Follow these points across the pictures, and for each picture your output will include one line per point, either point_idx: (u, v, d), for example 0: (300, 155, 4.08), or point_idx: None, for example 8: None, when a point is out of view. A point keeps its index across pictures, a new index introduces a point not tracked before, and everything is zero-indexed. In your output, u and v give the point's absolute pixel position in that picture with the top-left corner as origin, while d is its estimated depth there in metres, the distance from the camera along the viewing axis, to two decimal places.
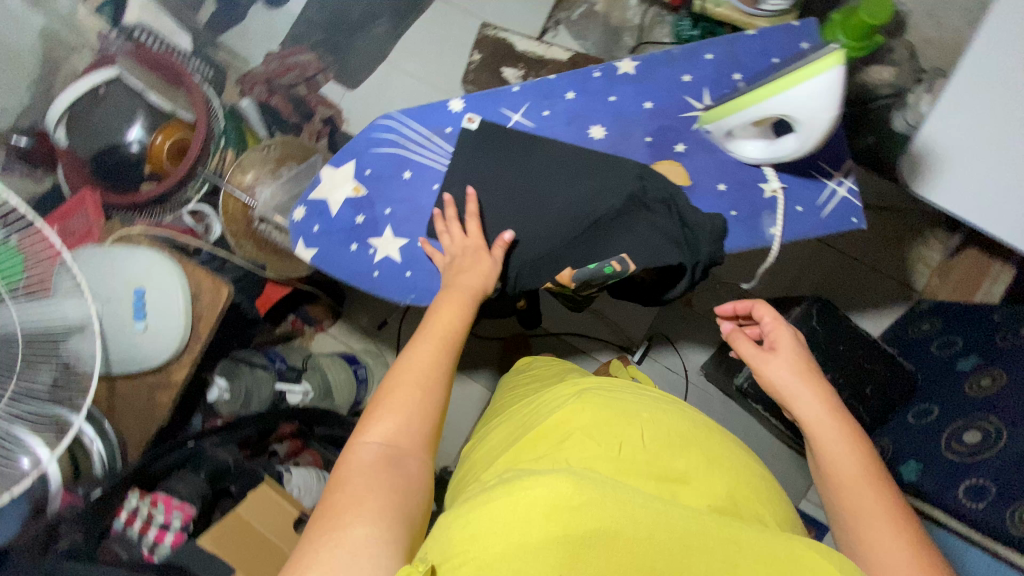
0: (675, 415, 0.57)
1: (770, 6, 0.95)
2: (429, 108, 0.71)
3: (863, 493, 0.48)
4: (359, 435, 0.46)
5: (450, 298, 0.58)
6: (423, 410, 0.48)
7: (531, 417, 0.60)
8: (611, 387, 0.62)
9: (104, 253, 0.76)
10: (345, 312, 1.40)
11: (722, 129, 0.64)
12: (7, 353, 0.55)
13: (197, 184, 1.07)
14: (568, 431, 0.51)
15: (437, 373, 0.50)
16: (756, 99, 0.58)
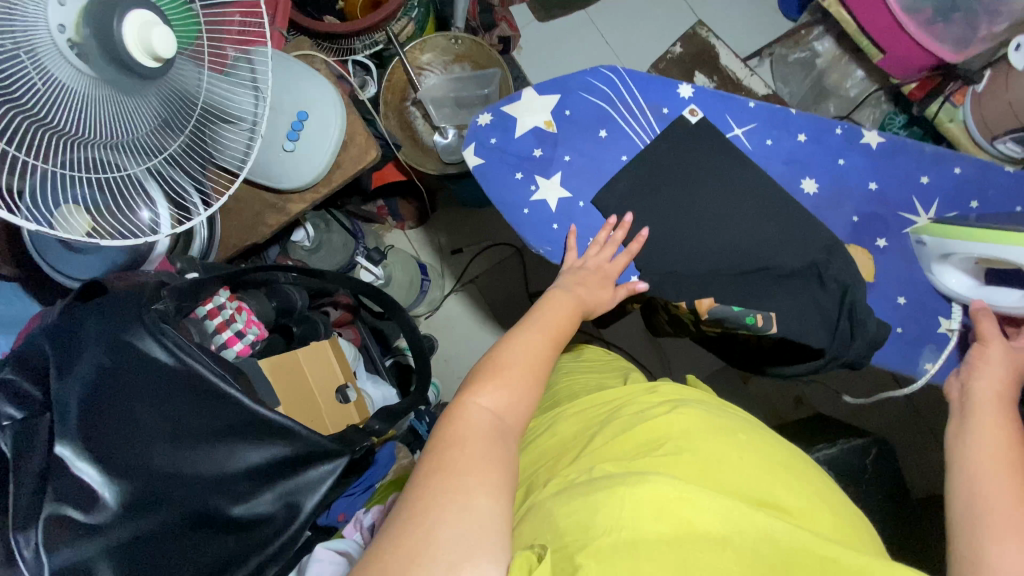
0: (769, 437, 0.53)
1: (1004, 148, 0.88)
2: (658, 82, 0.69)
3: (999, 472, 0.45)
4: (472, 397, 0.46)
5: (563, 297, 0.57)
6: (531, 392, 0.48)
7: (606, 407, 0.57)
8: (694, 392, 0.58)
9: (292, 66, 0.77)
10: (429, 222, 1.40)
11: (941, 247, 0.59)
12: (182, 117, 0.56)
13: (368, 40, 1.03)
14: (664, 429, 0.50)
15: (540, 365, 0.50)
16: (997, 240, 0.52)
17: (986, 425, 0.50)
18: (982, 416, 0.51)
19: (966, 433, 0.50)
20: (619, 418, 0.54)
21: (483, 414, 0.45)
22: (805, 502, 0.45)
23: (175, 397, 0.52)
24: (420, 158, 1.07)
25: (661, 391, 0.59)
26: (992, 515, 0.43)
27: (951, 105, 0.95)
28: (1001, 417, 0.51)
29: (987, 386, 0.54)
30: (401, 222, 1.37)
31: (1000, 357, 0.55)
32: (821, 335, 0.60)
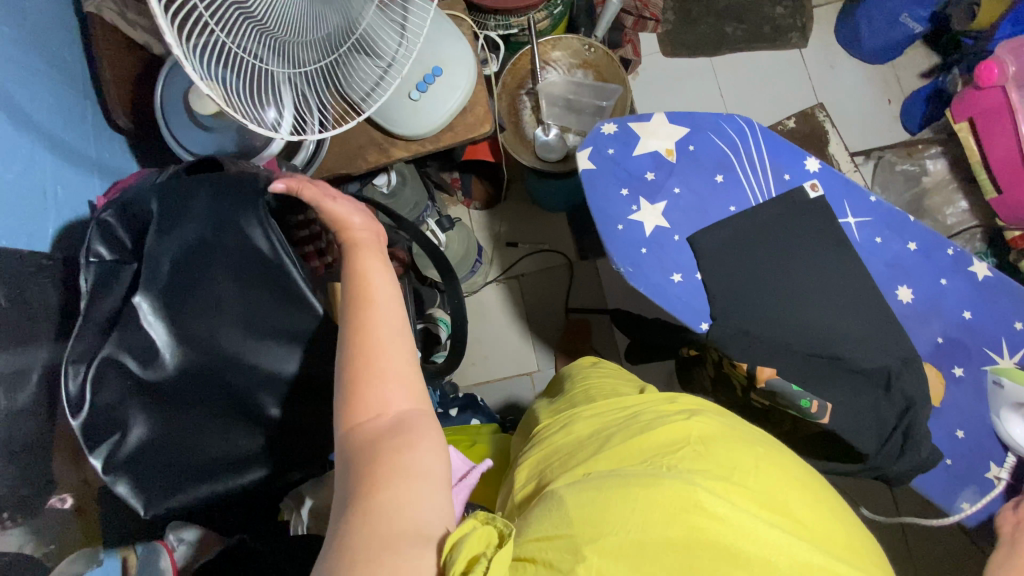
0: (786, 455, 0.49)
1: None
2: (787, 147, 0.69)
3: None
4: (347, 417, 0.44)
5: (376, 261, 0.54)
6: (401, 375, 0.47)
7: (624, 412, 0.54)
8: (715, 407, 0.54)
9: (440, 25, 0.79)
10: (494, 208, 1.42)
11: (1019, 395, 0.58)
12: (336, 35, 0.58)
13: (503, 21, 1.02)
14: (680, 434, 0.47)
15: (406, 343, 0.49)
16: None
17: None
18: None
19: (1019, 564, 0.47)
20: (636, 420, 0.51)
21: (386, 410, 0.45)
22: (818, 519, 0.41)
23: (261, 289, 0.54)
24: (517, 145, 1.09)
25: (677, 399, 0.55)
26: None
27: None
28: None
29: None
30: (469, 200, 1.39)
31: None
32: (869, 439, 0.61)
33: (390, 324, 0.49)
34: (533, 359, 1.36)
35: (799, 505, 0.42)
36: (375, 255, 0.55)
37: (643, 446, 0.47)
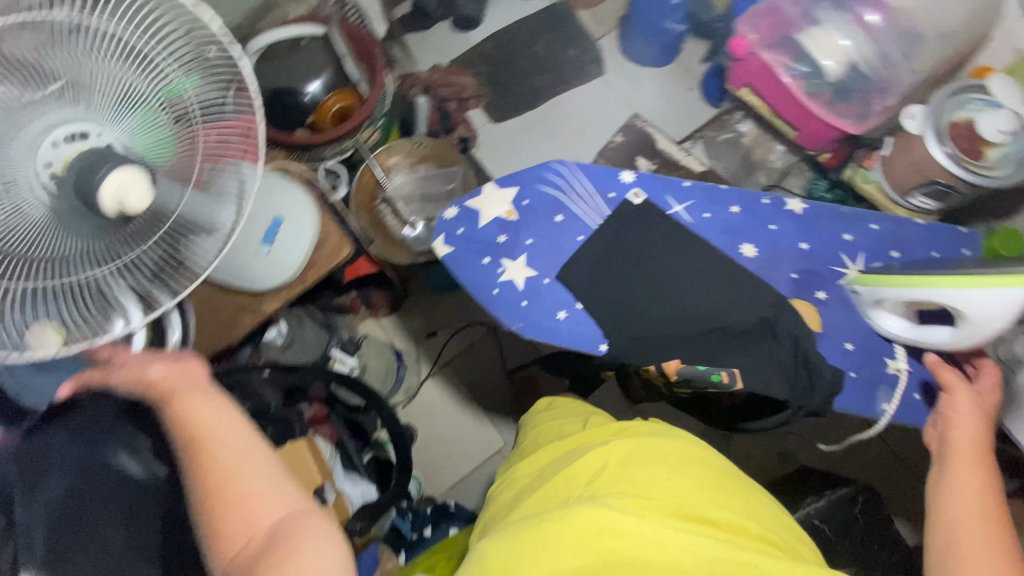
0: (703, 454, 0.59)
1: (917, 202, 0.99)
2: (601, 170, 0.77)
3: (979, 545, 0.48)
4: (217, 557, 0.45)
5: (204, 397, 0.50)
6: (256, 483, 0.47)
7: (563, 453, 0.64)
8: (644, 426, 0.64)
9: (271, 179, 0.84)
10: (401, 309, 1.41)
11: (872, 295, 0.65)
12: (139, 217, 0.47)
13: (338, 148, 1.11)
14: (601, 465, 0.56)
15: (248, 448, 0.49)
16: (921, 285, 0.58)
17: (965, 475, 0.55)
18: (961, 468, 0.55)
19: (945, 481, 0.55)
20: (571, 458, 0.60)
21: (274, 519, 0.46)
22: (728, 517, 0.51)
23: (137, 519, 0.56)
24: (390, 250, 1.13)
25: (613, 432, 0.64)
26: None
27: (864, 168, 1.06)
28: (977, 469, 0.55)
29: (961, 435, 0.58)
30: (375, 310, 1.39)
31: (964, 404, 0.60)
32: (781, 387, 0.65)
33: (227, 448, 0.48)
34: (497, 435, 1.35)
35: (713, 513, 0.51)
36: (203, 395, 0.51)
37: (585, 482, 0.55)
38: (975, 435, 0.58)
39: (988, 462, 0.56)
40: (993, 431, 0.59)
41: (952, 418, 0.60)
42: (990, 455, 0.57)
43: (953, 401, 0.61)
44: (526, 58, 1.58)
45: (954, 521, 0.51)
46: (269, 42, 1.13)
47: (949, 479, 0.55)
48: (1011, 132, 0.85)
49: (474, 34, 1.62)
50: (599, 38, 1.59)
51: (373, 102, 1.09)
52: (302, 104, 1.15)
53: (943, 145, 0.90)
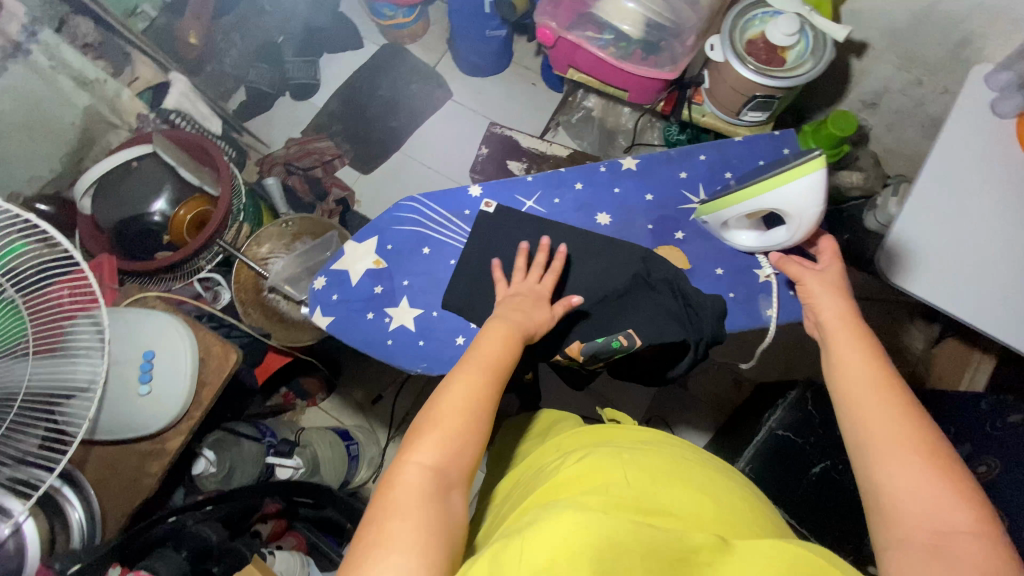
0: (661, 453, 0.59)
1: (749, 118, 1.07)
2: (448, 192, 0.78)
3: (880, 417, 0.51)
4: (407, 456, 0.49)
5: (498, 329, 0.60)
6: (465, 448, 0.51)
7: (522, 486, 0.62)
8: (601, 441, 0.64)
9: (127, 314, 0.78)
10: (339, 387, 1.36)
11: (719, 220, 0.70)
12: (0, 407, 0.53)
13: (211, 256, 1.10)
14: (557, 486, 0.54)
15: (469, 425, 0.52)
16: (751, 196, 0.63)
17: (850, 349, 0.57)
18: (845, 343, 0.58)
19: (835, 360, 0.58)
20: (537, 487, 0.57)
21: (420, 470, 0.48)
22: (685, 499, 0.51)
23: None
24: (295, 336, 1.12)
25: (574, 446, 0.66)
26: (888, 452, 0.49)
27: (697, 105, 1.14)
28: (858, 341, 0.58)
29: (829, 313, 0.62)
30: (311, 398, 1.33)
31: (820, 287, 0.64)
32: (676, 330, 0.67)
33: (460, 405, 0.53)
34: None
35: (652, 489, 0.51)
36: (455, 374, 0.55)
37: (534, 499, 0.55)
38: (844, 309, 0.61)
39: (864, 333, 0.59)
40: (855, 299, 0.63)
41: (816, 301, 0.64)
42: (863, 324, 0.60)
43: (811, 286, 0.65)
44: (375, 103, 1.59)
45: (856, 397, 0.54)
46: (94, 179, 1.09)
47: (839, 358, 0.57)
48: (797, 32, 0.95)
49: (316, 97, 1.63)
50: (435, 64, 1.63)
51: (226, 199, 1.06)
52: (153, 225, 1.10)
53: (746, 63, 0.96)
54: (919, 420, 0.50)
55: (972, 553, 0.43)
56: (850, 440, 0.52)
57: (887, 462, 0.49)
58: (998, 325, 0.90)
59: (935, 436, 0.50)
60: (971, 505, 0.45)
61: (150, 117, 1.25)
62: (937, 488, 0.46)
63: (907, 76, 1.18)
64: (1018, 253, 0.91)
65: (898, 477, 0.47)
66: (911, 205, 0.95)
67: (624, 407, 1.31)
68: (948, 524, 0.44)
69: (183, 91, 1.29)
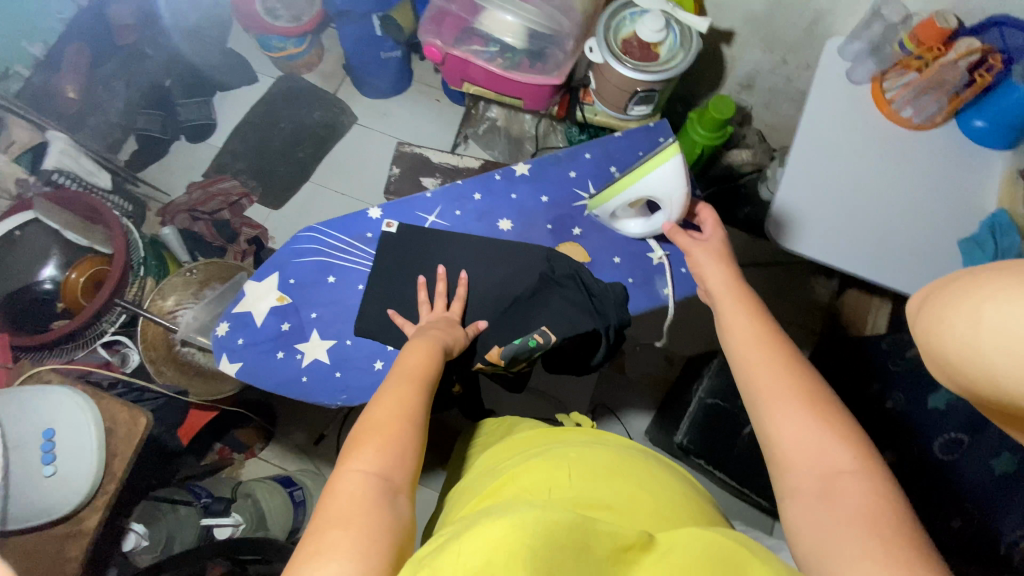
0: (594, 449, 0.60)
1: (636, 113, 1.14)
2: (349, 218, 0.78)
3: (766, 370, 0.56)
4: (348, 464, 0.49)
5: (419, 346, 0.63)
6: (406, 453, 0.51)
7: (461, 501, 0.60)
8: (533, 447, 0.64)
9: (17, 392, 0.73)
10: (278, 432, 1.31)
11: (607, 212, 0.75)
12: None
13: (113, 318, 1.04)
14: (496, 497, 0.54)
15: (411, 433, 0.52)
16: (626, 185, 0.69)
17: (736, 314, 0.62)
18: (732, 309, 0.63)
19: (725, 326, 0.62)
20: (478, 505, 0.55)
21: (362, 477, 0.48)
22: (618, 493, 0.52)
23: None
24: (215, 388, 1.08)
25: (508, 455, 0.66)
26: (778, 402, 0.53)
27: (588, 105, 1.19)
28: (743, 305, 0.63)
29: (715, 281, 0.66)
30: (249, 449, 1.27)
31: (706, 256, 0.69)
32: (584, 320, 0.70)
33: (401, 411, 0.54)
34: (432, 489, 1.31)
35: (580, 484, 0.53)
36: (396, 383, 0.57)
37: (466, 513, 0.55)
38: (729, 277, 0.66)
39: (750, 297, 0.64)
40: (739, 266, 0.69)
41: (705, 270, 0.69)
42: (749, 289, 0.65)
43: (701, 258, 0.69)
44: (278, 136, 1.56)
45: (746, 359, 0.58)
46: None
47: (728, 320, 0.62)
48: (664, 28, 1.02)
49: (215, 137, 1.57)
50: (336, 91, 1.61)
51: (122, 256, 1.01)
52: (44, 294, 1.03)
53: (623, 62, 1.03)
54: (800, 372, 0.55)
55: (855, 488, 0.47)
56: (747, 400, 0.56)
57: (778, 416, 0.53)
58: (878, 271, 0.99)
59: (816, 385, 0.54)
60: (851, 443, 0.50)
61: (30, 181, 1.18)
62: (821, 433, 0.51)
63: (772, 58, 1.29)
64: (884, 204, 1.02)
65: (788, 429, 0.52)
66: (789, 174, 1.04)
67: (568, 403, 1.34)
68: (833, 465, 0.49)
69: (64, 150, 1.23)
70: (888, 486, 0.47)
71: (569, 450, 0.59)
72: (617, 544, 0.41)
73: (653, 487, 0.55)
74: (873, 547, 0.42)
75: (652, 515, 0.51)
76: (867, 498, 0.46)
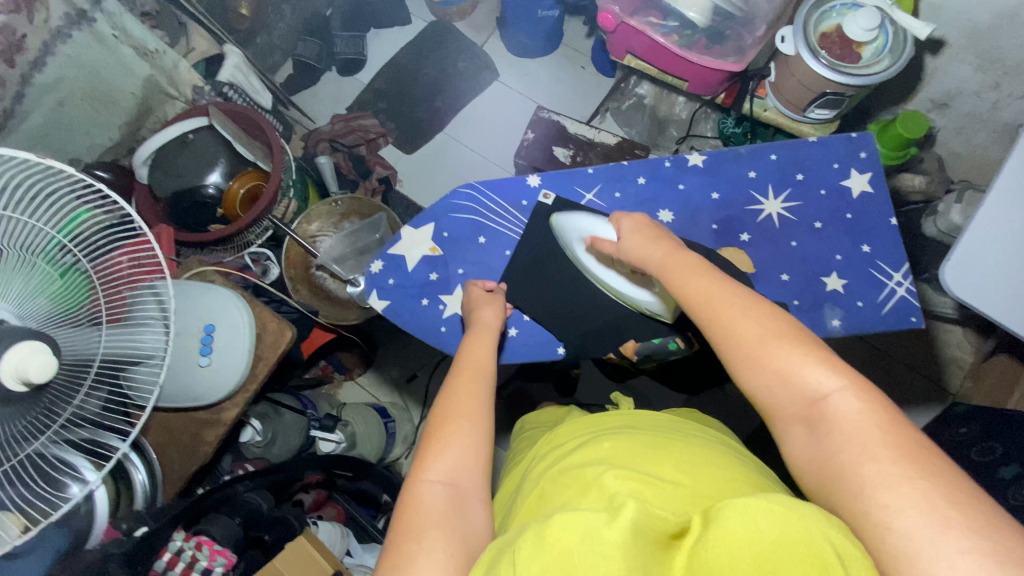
0: (671, 434, 0.55)
1: (815, 115, 1.03)
2: (508, 182, 0.78)
3: (754, 369, 0.49)
4: (421, 474, 0.49)
5: (481, 337, 0.64)
6: (477, 454, 0.52)
7: (533, 472, 0.58)
8: (607, 424, 0.60)
9: (191, 286, 0.81)
10: (375, 363, 1.39)
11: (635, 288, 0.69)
12: (75, 377, 0.58)
13: (260, 231, 1.12)
14: (560, 472, 0.51)
15: (472, 424, 0.53)
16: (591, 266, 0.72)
17: (708, 295, 0.54)
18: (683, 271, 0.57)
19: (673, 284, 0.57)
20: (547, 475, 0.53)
21: (434, 486, 0.48)
22: (701, 483, 0.46)
23: None
24: (341, 313, 1.15)
25: (558, 441, 0.62)
26: (787, 410, 0.48)
27: (759, 98, 1.10)
28: (719, 289, 0.54)
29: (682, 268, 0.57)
30: (348, 372, 1.36)
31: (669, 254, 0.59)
32: None
33: (454, 408, 0.54)
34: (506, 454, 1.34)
35: (651, 463, 0.49)
36: (453, 380, 0.58)
37: (529, 499, 0.52)
38: (664, 246, 0.60)
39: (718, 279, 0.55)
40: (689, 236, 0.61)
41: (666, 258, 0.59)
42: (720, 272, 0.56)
43: (632, 240, 0.64)
44: (421, 82, 1.58)
45: (710, 311, 0.53)
46: (153, 150, 1.11)
47: (704, 313, 0.54)
48: (877, 26, 0.90)
49: (362, 73, 1.61)
50: (482, 44, 1.60)
51: (277, 176, 1.07)
52: (208, 198, 1.12)
53: (818, 57, 0.92)
54: (789, 332, 0.50)
55: (853, 413, 0.45)
56: (721, 356, 0.52)
57: (770, 363, 0.49)
58: None
59: (831, 366, 0.48)
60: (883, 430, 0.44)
61: (205, 89, 1.26)
62: (853, 426, 0.44)
63: (984, 77, 1.11)
64: None
65: (779, 369, 0.48)
66: (979, 217, 0.88)
67: (658, 404, 1.30)
68: (875, 458, 0.42)
69: (237, 65, 1.30)
70: (890, 409, 0.45)
71: (623, 432, 0.55)
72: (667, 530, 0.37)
73: (729, 471, 0.49)
74: (910, 494, 0.39)
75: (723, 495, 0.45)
76: (914, 489, 0.40)
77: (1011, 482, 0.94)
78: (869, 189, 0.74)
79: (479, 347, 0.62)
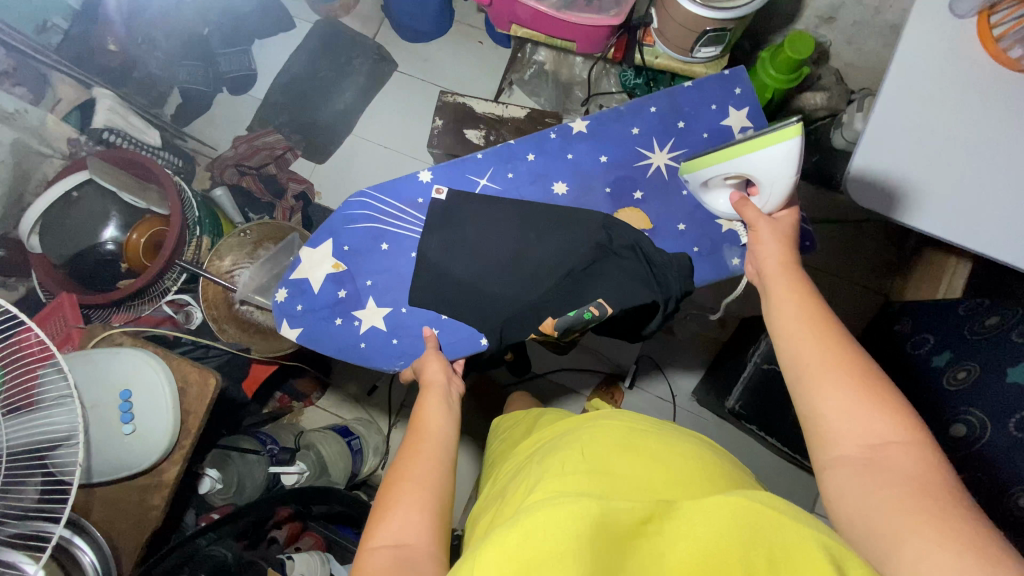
0: (619, 425, 0.58)
1: (701, 55, 1.04)
2: (399, 183, 0.77)
3: (807, 356, 0.54)
4: (370, 540, 0.48)
5: (433, 397, 0.63)
6: (430, 507, 0.50)
7: (493, 492, 0.60)
8: (571, 426, 0.63)
9: (96, 354, 0.77)
10: (332, 382, 1.37)
11: (699, 179, 0.72)
12: None
13: (175, 276, 1.08)
14: (525, 482, 0.53)
15: (428, 480, 0.52)
16: (726, 158, 0.67)
17: (786, 294, 0.59)
18: (779, 288, 0.60)
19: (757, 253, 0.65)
20: (519, 484, 0.54)
21: (386, 550, 0.47)
22: (641, 471, 0.49)
23: None
24: (275, 344, 1.12)
25: (510, 464, 0.64)
26: (819, 381, 0.51)
27: (648, 46, 1.09)
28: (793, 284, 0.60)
29: (771, 263, 0.63)
30: (307, 397, 1.33)
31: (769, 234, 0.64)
32: (643, 292, 0.69)
33: (402, 475, 0.53)
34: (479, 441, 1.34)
35: (613, 458, 0.51)
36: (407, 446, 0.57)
37: (487, 523, 0.52)
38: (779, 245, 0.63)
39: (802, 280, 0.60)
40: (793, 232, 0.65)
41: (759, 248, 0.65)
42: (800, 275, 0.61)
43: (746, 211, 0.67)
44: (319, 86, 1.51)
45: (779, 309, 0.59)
46: (38, 215, 1.03)
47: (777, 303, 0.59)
48: None
49: (255, 88, 1.54)
50: (373, 36, 1.54)
51: (177, 217, 1.01)
52: (108, 255, 1.07)
53: None
54: (830, 339, 0.54)
55: (883, 435, 0.47)
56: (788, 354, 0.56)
57: (815, 368, 0.53)
58: (991, 239, 0.82)
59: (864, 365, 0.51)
60: (906, 426, 0.47)
61: (82, 140, 1.19)
62: (875, 420, 0.48)
63: None
64: (999, 143, 0.83)
65: (824, 388, 0.51)
66: (873, 123, 0.86)
67: (616, 363, 1.33)
68: (878, 439, 0.47)
69: (111, 108, 1.24)
70: (927, 450, 0.46)
71: (586, 430, 0.57)
72: (630, 519, 0.39)
73: (676, 458, 0.52)
74: (942, 537, 0.40)
75: (681, 485, 0.48)
76: (920, 471, 0.44)
77: (942, 369, 0.94)
78: (748, 124, 0.77)
79: (428, 403, 0.62)
